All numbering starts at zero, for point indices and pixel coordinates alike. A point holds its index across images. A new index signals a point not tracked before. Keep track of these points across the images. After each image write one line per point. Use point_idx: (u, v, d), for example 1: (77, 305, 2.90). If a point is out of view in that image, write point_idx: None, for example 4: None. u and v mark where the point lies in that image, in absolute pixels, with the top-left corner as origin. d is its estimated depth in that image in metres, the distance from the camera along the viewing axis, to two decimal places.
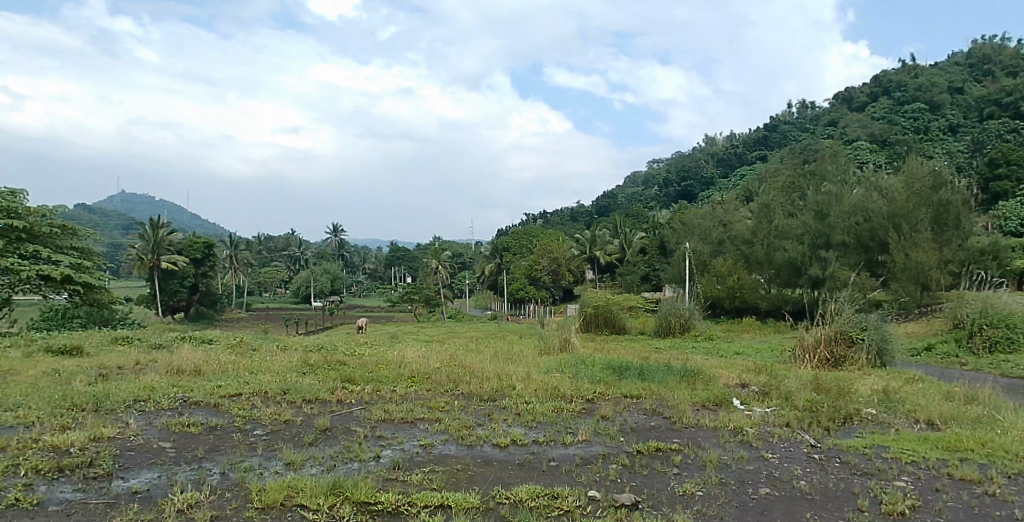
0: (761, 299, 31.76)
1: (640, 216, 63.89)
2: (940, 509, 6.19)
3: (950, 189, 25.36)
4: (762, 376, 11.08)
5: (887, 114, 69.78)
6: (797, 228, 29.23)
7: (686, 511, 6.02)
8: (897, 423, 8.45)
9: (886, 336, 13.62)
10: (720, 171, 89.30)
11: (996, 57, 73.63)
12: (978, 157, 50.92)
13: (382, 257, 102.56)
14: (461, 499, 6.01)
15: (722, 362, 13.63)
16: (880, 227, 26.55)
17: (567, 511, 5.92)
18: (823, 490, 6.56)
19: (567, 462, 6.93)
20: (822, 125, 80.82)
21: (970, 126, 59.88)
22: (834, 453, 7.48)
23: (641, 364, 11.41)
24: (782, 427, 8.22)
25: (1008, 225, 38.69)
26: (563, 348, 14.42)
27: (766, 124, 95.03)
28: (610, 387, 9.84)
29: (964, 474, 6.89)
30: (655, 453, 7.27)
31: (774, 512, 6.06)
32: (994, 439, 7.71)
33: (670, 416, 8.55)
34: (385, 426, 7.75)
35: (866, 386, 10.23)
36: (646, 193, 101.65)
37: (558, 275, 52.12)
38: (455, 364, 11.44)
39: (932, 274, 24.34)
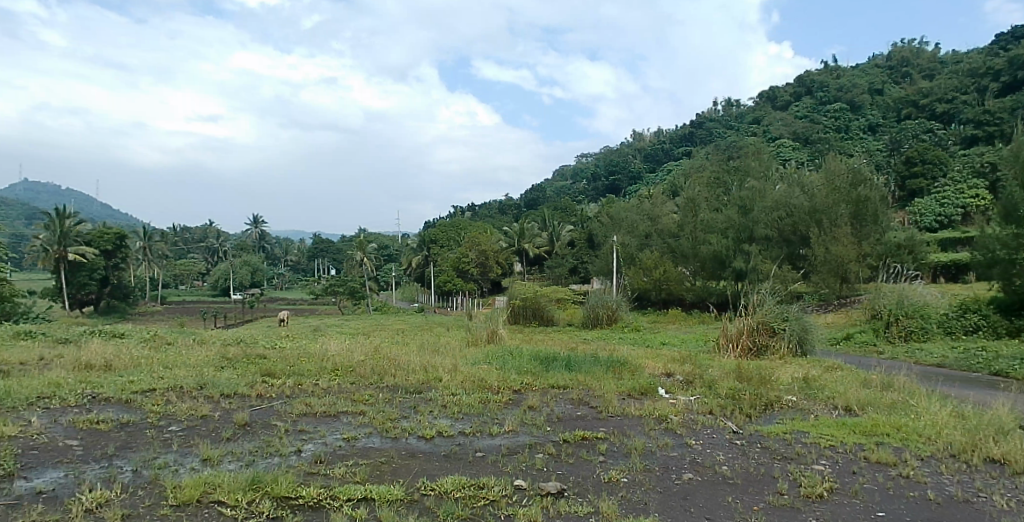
0: (687, 291, 32.18)
1: (568, 210, 64.72)
2: (857, 491, 6.58)
3: (868, 187, 27.01)
4: (687, 365, 11.30)
5: (810, 113, 72.18)
6: (721, 222, 29.22)
7: (612, 497, 6.24)
8: (816, 409, 8.68)
9: (806, 326, 14.02)
10: (647, 166, 91.05)
11: (914, 61, 77.06)
12: (895, 156, 53.25)
13: (307, 249, 101.05)
14: (385, 492, 6.03)
15: (648, 352, 13.82)
16: (801, 222, 27.53)
17: (493, 500, 6.06)
18: (744, 474, 6.84)
19: (493, 453, 6.93)
20: (746, 123, 83.14)
21: (888, 126, 62.20)
22: (754, 439, 7.65)
23: (570, 354, 11.49)
24: (705, 414, 8.36)
25: (924, 220, 40.84)
26: (491, 339, 14.53)
27: (692, 121, 97.51)
28: (538, 378, 9.88)
29: (879, 457, 7.22)
30: (582, 441, 7.32)
31: (697, 497, 6.35)
32: (908, 424, 8.05)
33: (596, 405, 8.61)
34: (307, 420, 7.61)
35: (787, 374, 10.47)
36: (573, 186, 102.85)
37: (486, 268, 52.49)
38: (380, 357, 11.34)
39: (850, 266, 25.71)
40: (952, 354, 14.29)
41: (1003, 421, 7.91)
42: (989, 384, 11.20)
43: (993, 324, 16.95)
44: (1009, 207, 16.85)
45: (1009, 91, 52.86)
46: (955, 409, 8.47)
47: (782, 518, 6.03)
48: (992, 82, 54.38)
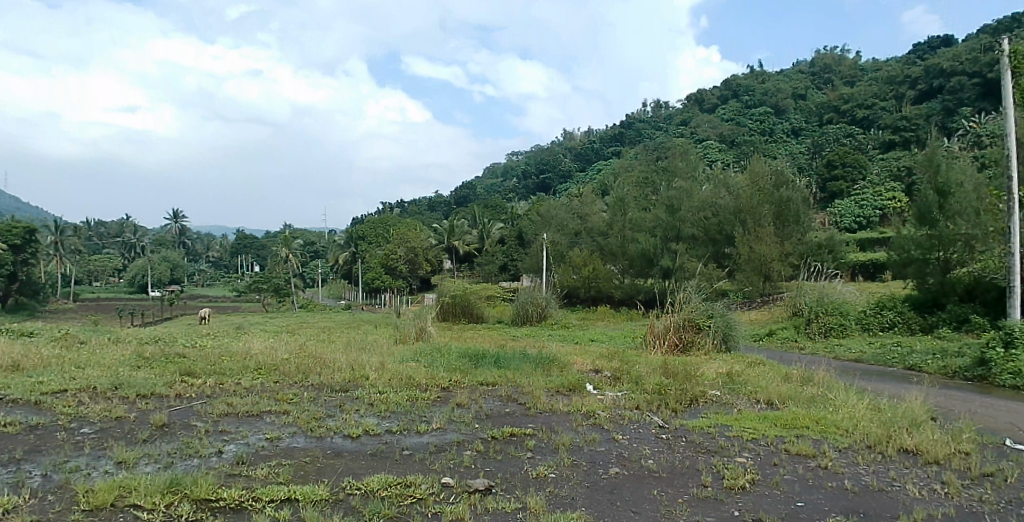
0: (615, 289, 33.08)
1: (499, 208, 65.31)
2: (777, 483, 6.79)
3: (790, 188, 27.68)
4: (614, 361, 11.49)
5: (736, 116, 74.49)
6: (649, 222, 30.49)
7: (539, 493, 6.29)
8: (739, 403, 8.93)
9: (731, 322, 14.44)
10: (577, 165, 92.06)
11: (835, 67, 80.45)
12: (816, 159, 55.26)
13: (229, 245, 99.69)
14: (309, 492, 5.95)
15: (577, 349, 14.00)
16: (726, 222, 28.49)
17: (420, 499, 6.03)
18: (669, 468, 6.99)
19: (420, 450, 6.92)
20: (675, 124, 85.31)
21: (811, 130, 64.47)
22: (680, 433, 7.82)
23: (500, 351, 11.55)
24: (632, 409, 8.50)
25: (843, 221, 42.46)
26: (420, 337, 14.50)
27: (622, 121, 99.63)
28: (467, 375, 9.87)
29: (799, 449, 7.47)
30: (510, 438, 7.36)
31: (624, 491, 6.47)
32: (826, 417, 8.36)
33: (524, 402, 8.67)
34: (228, 420, 7.46)
35: (712, 370, 10.74)
36: (504, 184, 103.86)
37: (415, 264, 53.74)
38: (306, 354, 11.22)
39: (773, 265, 26.47)
40: (869, 349, 14.95)
41: (914, 412, 8.32)
42: (901, 377, 11.74)
43: (908, 320, 17.98)
44: (924, 209, 18.14)
45: (925, 98, 55.59)
46: (871, 402, 8.82)
47: (706, 510, 6.20)
48: (909, 89, 57.04)
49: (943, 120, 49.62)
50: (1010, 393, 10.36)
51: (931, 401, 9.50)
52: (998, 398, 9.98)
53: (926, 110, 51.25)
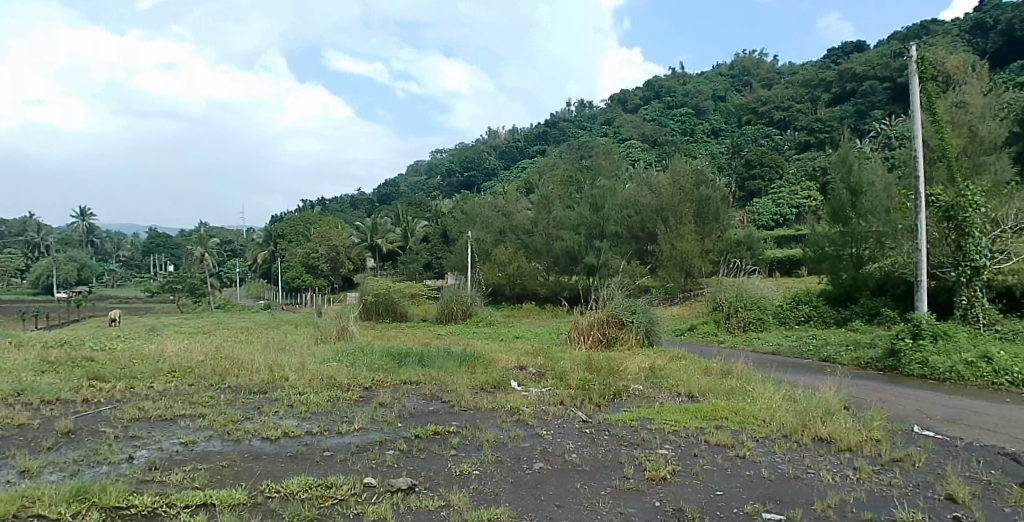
0: (541, 285, 33.68)
1: (423, 206, 67.01)
2: (697, 473, 6.99)
3: (710, 187, 29.13)
4: (539, 358, 11.63)
5: (658, 116, 76.86)
6: (574, 219, 31.75)
7: (462, 490, 6.32)
8: (661, 396, 9.14)
9: (652, 317, 14.77)
10: (502, 163, 93.03)
11: (753, 72, 84.13)
12: (736, 159, 56.10)
13: (141, 245, 96.87)
14: (226, 496, 5.83)
15: (501, 346, 14.14)
16: (649, 220, 29.61)
17: (340, 500, 5.99)
18: (593, 461, 7.11)
19: (341, 451, 6.87)
20: (599, 123, 87.54)
21: (729, 131, 66.81)
22: (602, 426, 7.97)
23: (422, 350, 11.56)
24: (557, 405, 8.61)
25: (762, 219, 43.50)
26: (341, 337, 14.47)
27: (547, 120, 101.52)
28: (389, 374, 9.83)
29: (718, 439, 7.70)
30: (433, 436, 7.37)
31: (547, 485, 6.55)
32: (744, 408, 8.64)
33: (448, 400, 8.68)
34: (140, 425, 7.26)
35: (635, 364, 10.97)
36: (429, 182, 104.27)
37: (337, 263, 54.08)
38: (222, 356, 11.02)
39: (694, 261, 27.66)
40: (786, 342, 15.59)
41: (828, 402, 8.67)
42: (816, 368, 12.28)
43: (822, 314, 18.80)
44: (837, 208, 19.12)
45: (838, 101, 57.97)
46: (788, 393, 9.15)
47: (628, 501, 6.34)
48: (823, 93, 59.66)
49: (855, 122, 51.67)
50: (917, 382, 11.00)
51: (844, 391, 9.94)
52: (906, 387, 10.56)
53: (839, 113, 53.33)
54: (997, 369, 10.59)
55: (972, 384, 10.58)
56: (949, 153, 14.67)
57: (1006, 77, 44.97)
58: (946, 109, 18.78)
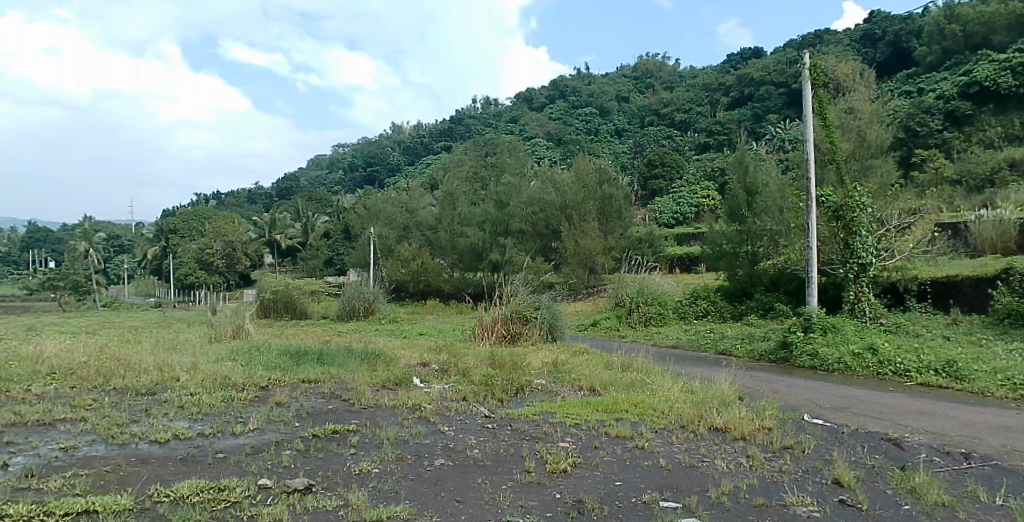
0: (445, 282, 34.81)
1: (324, 200, 71.71)
2: (597, 464, 7.20)
3: (612, 185, 30.46)
4: (442, 354, 11.74)
5: (563, 116, 80.33)
6: (479, 216, 32.98)
7: (361, 489, 6.32)
8: (563, 390, 9.36)
9: (556, 313, 15.23)
10: (405, 159, 94.78)
11: (653, 76, 89.30)
12: (638, 158, 59.27)
13: (19, 240, 91.85)
14: (111, 502, 5.65)
15: (403, 343, 14.21)
16: (553, 218, 30.94)
17: (234, 502, 5.89)
18: (494, 456, 7.22)
19: (235, 453, 6.79)
20: (505, 121, 90.81)
21: (632, 131, 70.02)
22: (505, 421, 8.11)
23: (322, 348, 11.45)
24: (459, 401, 8.69)
25: (663, 217, 44.80)
26: (237, 335, 14.38)
27: (453, 118, 104.29)
28: (287, 373, 9.72)
29: (618, 431, 7.95)
30: (332, 435, 7.36)
31: (448, 481, 6.62)
32: (644, 400, 8.95)
33: (348, 398, 8.64)
34: (15, 431, 6.94)
35: (539, 359, 11.22)
36: (329, 177, 105.10)
37: (233, 260, 56.69)
38: (108, 356, 10.65)
39: (597, 258, 29.12)
40: (685, 336, 16.35)
41: (723, 393, 9.08)
42: (713, 361, 12.91)
43: (720, 309, 19.64)
44: (734, 207, 20.19)
45: (736, 105, 61.25)
46: (685, 385, 9.54)
47: (529, 494, 6.47)
48: (722, 96, 63.09)
49: (752, 125, 54.11)
50: (808, 373, 11.76)
51: (739, 382, 10.45)
52: (797, 378, 11.20)
53: (738, 116, 55.83)
54: (881, 360, 11.57)
55: (859, 374, 11.54)
56: (840, 156, 15.63)
57: (891, 86, 48.67)
58: (837, 116, 20.01)
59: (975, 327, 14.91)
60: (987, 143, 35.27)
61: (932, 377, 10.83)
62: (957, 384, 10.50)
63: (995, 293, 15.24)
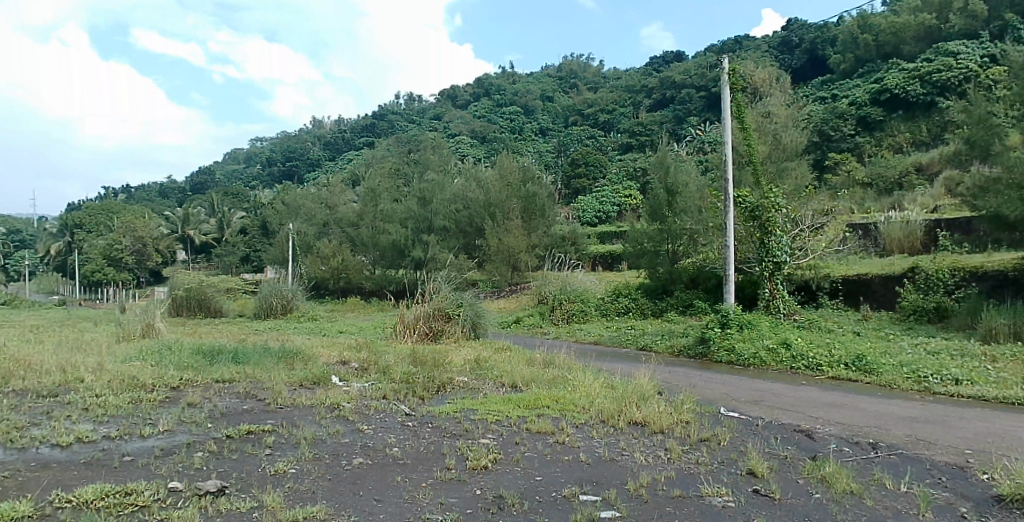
0: (366, 279, 37.68)
1: (240, 195, 73.25)
2: (517, 459, 7.32)
3: (535, 184, 32.55)
4: (362, 352, 11.74)
5: (487, 114, 81.81)
6: (402, 213, 35.40)
7: (276, 490, 6.25)
8: (484, 387, 9.49)
9: (478, 310, 15.53)
10: (325, 153, 94.60)
11: (575, 79, 92.01)
12: (561, 157, 60.87)
13: None
14: (8, 510, 5.42)
15: (324, 342, 14.08)
16: (477, 215, 33.26)
17: (142, 506, 5.73)
18: (414, 454, 7.25)
19: (144, 456, 6.64)
20: (427, 118, 91.96)
21: (556, 130, 71.76)
22: (426, 419, 8.14)
23: (238, 348, 11.29)
24: (379, 399, 8.68)
25: (586, 216, 45.76)
26: (146, 334, 14.18)
27: (375, 114, 104.65)
28: (200, 373, 9.53)
29: (539, 427, 8.09)
30: (247, 435, 7.29)
31: (366, 480, 6.62)
32: (565, 396, 9.15)
33: (264, 398, 8.53)
34: None
35: (461, 357, 11.35)
36: (246, 171, 104.13)
37: (143, 256, 57.60)
38: (5, 358, 10.22)
39: (520, 256, 30.77)
40: (606, 333, 16.87)
41: (642, 388, 9.36)
42: (633, 358, 13.33)
43: (640, 306, 20.29)
44: (655, 206, 20.90)
45: (657, 106, 63.00)
46: (605, 381, 9.79)
47: (449, 492, 6.51)
48: (645, 98, 65.07)
49: (673, 127, 55.65)
50: (723, 368, 12.25)
51: (658, 378, 10.79)
52: (712, 373, 11.66)
53: (660, 118, 57.52)
54: (794, 355, 12.15)
55: (773, 368, 12.10)
56: (755, 158, 16.35)
57: (808, 91, 50.86)
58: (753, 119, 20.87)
59: (884, 322, 15.81)
60: (895, 148, 37.45)
61: (843, 371, 11.42)
62: (866, 377, 11.09)
63: (901, 291, 16.54)
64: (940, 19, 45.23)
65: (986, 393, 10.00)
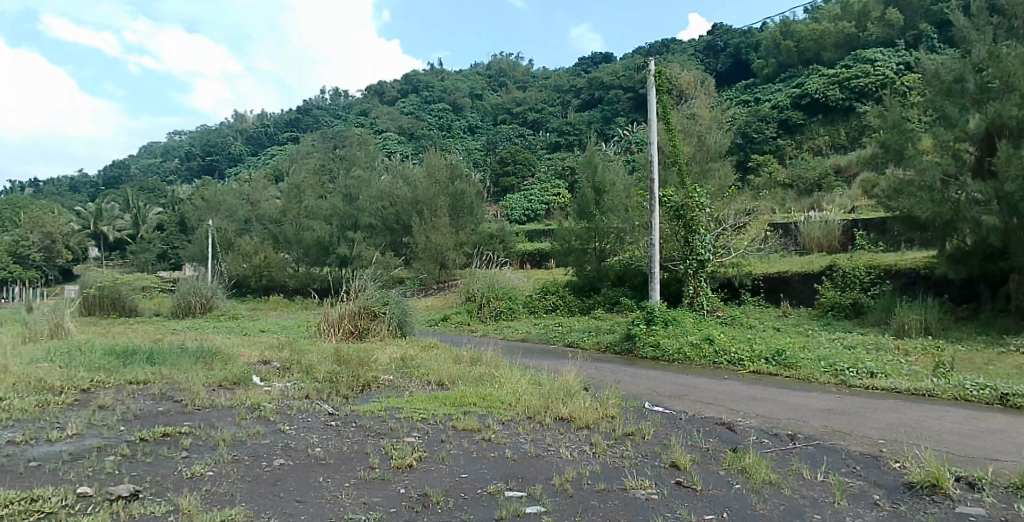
0: (288, 277, 37.88)
1: (157, 190, 72.64)
2: (443, 458, 7.34)
3: (463, 182, 33.63)
4: (285, 351, 11.58)
5: (415, 111, 81.68)
6: (326, 210, 36.22)
7: (193, 493, 6.10)
8: (410, 386, 9.49)
9: (405, 308, 15.54)
10: (248, 148, 92.56)
11: (505, 77, 93.13)
12: (489, 154, 61.43)
13: None
14: None
15: (246, 341, 13.77)
16: (403, 212, 34.60)
17: (49, 513, 5.51)
18: (337, 454, 7.19)
19: (51, 461, 6.39)
20: (354, 113, 91.07)
21: (484, 128, 72.43)
22: (349, 418, 8.09)
23: (154, 347, 10.98)
24: (301, 399, 8.58)
25: (515, 214, 45.71)
26: (54, 334, 13.72)
27: (300, 108, 103.17)
28: (113, 374, 9.22)
29: (465, 425, 8.13)
30: (162, 438, 7.11)
31: (287, 481, 6.53)
32: (492, 393, 9.25)
33: (181, 399, 8.32)
34: None
35: (386, 355, 11.32)
36: (164, 165, 100.88)
37: (52, 252, 55.61)
38: None
39: (447, 253, 31.58)
40: (534, 330, 17.12)
41: (569, 385, 9.54)
42: (560, 354, 13.56)
43: (568, 303, 20.64)
44: (584, 205, 21.30)
45: (585, 107, 64.29)
46: (532, 378, 9.92)
47: (372, 491, 6.49)
48: (574, 98, 66.17)
49: (601, 127, 56.93)
50: (649, 364, 12.57)
51: (585, 374, 11.00)
52: (636, 368, 11.95)
53: (588, 118, 58.59)
54: (716, 350, 12.58)
55: (697, 363, 12.49)
56: (681, 159, 16.83)
57: (733, 95, 52.75)
58: (679, 121, 21.52)
59: (804, 318, 16.51)
60: (816, 150, 38.63)
61: (763, 365, 11.87)
62: (785, 371, 11.55)
63: (820, 288, 17.36)
64: (858, 27, 47.42)
65: (896, 385, 10.57)
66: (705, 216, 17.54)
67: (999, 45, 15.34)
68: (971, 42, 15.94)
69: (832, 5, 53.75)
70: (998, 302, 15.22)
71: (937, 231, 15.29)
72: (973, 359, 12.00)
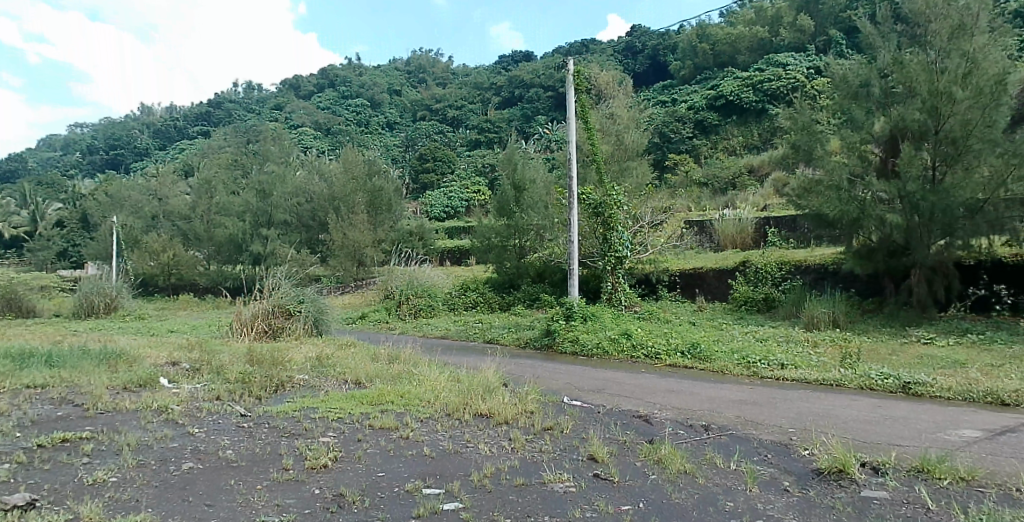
0: (200, 275, 37.51)
1: (57, 184, 69.28)
2: (359, 456, 7.33)
3: (381, 178, 33.28)
4: (196, 351, 11.27)
5: (332, 105, 80.22)
6: (239, 206, 35.47)
7: (95, 500, 5.88)
8: (326, 385, 9.41)
9: (321, 307, 15.32)
10: (155, 142, 88.79)
11: (424, 74, 92.72)
12: (408, 151, 61.13)
13: None
14: None
15: (151, 342, 13.30)
16: (322, 208, 34.31)
17: None
18: (249, 456, 7.07)
19: None
20: (268, 107, 88.65)
21: (404, 125, 72.01)
22: (262, 420, 7.95)
23: (54, 349, 10.51)
24: (212, 400, 8.40)
25: (434, 211, 45.55)
26: None
27: (210, 101, 99.70)
28: (6, 379, 8.77)
29: (382, 423, 8.13)
30: (61, 444, 6.82)
31: (196, 485, 6.38)
32: (410, 391, 9.27)
33: (82, 403, 7.99)
34: None
35: (300, 354, 11.13)
36: (63, 159, 95.59)
37: None
38: None
39: (365, 250, 31.33)
40: (453, 327, 17.17)
41: (488, 381, 9.66)
42: (480, 351, 13.66)
43: (489, 300, 20.78)
44: (504, 203, 21.52)
45: (505, 104, 64.71)
46: (452, 375, 9.99)
47: (286, 492, 6.42)
48: (494, 96, 66.56)
49: (521, 125, 57.78)
50: (569, 359, 12.82)
51: (504, 370, 11.15)
52: (555, 364, 12.18)
53: (508, 116, 59.08)
54: (633, 344, 12.98)
55: (615, 357, 12.85)
56: (599, 157, 17.20)
57: (651, 95, 54.29)
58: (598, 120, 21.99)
59: (719, 312, 17.19)
60: (730, 150, 40.19)
61: (679, 358, 12.30)
62: (699, 363, 12.02)
63: (735, 283, 18.11)
64: (772, 32, 49.55)
65: (801, 375, 11.15)
66: (624, 213, 18.00)
67: (902, 52, 16.31)
68: (876, 48, 16.81)
69: (746, 9, 56.00)
70: (900, 296, 16.08)
71: (846, 228, 16.18)
72: (874, 350, 12.75)
